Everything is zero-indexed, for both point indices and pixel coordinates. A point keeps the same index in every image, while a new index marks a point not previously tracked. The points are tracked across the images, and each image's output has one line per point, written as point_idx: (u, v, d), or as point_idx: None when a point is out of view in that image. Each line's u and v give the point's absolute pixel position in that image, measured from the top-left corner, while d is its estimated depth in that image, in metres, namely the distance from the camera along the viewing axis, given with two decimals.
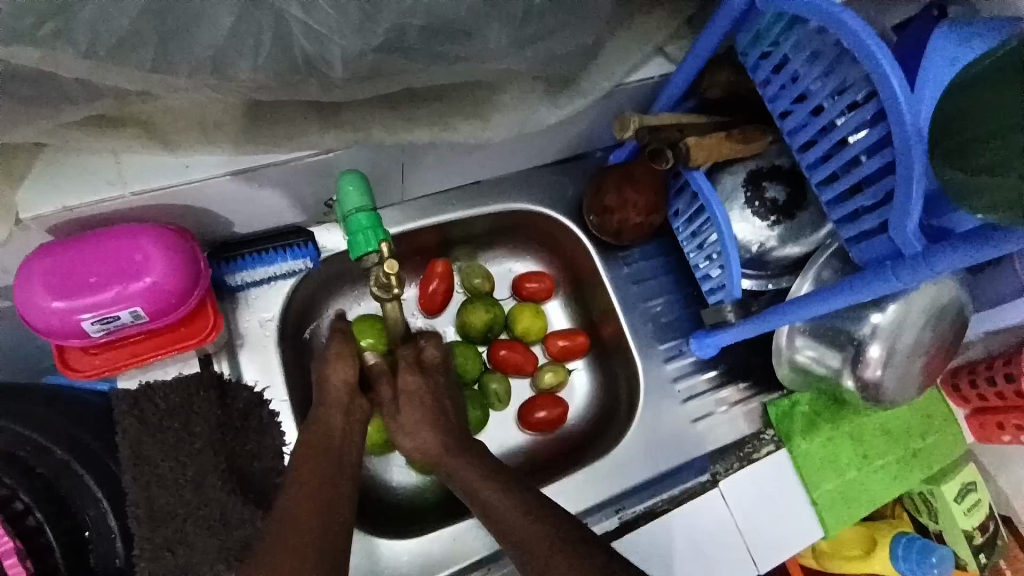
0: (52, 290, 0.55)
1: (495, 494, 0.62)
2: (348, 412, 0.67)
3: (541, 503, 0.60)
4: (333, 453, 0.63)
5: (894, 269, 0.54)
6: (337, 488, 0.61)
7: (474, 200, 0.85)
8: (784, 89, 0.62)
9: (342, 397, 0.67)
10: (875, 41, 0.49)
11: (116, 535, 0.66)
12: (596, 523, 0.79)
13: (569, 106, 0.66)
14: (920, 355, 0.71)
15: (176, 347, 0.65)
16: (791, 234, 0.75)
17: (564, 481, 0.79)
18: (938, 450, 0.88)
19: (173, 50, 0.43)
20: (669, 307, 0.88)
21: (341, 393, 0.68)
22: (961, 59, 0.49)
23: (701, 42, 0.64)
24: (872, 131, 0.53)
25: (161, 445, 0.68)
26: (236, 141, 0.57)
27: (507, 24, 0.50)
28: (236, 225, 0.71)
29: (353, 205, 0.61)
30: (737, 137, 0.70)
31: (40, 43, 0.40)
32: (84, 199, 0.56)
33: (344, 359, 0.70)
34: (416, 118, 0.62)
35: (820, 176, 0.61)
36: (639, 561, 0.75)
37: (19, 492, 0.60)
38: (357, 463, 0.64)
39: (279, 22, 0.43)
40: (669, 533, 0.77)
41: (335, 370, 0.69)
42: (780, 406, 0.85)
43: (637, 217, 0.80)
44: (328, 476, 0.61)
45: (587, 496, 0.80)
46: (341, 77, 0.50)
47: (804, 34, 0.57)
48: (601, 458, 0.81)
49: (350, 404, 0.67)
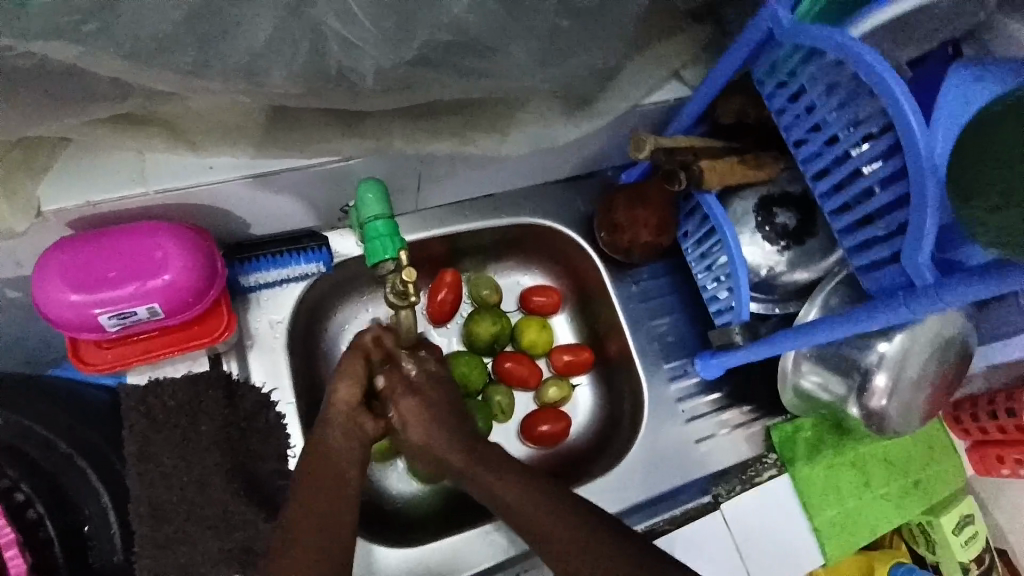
0: (72, 284, 0.56)
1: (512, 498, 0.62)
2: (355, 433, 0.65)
3: (549, 510, 0.60)
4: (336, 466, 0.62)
5: (905, 300, 0.54)
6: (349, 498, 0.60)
7: (486, 212, 0.86)
8: (799, 118, 0.63)
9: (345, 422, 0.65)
10: (893, 76, 0.50)
11: (114, 531, 0.67)
12: (636, 522, 0.80)
13: (585, 125, 0.67)
14: (925, 386, 0.71)
15: (188, 346, 0.66)
16: (799, 259, 0.76)
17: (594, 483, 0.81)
18: (938, 482, 0.88)
19: (210, 54, 0.44)
20: (675, 327, 0.88)
21: (344, 415, 0.65)
22: (973, 100, 0.50)
23: (720, 68, 0.65)
24: (888, 163, 0.54)
25: (166, 442, 0.68)
26: (260, 144, 0.58)
27: (532, 44, 0.51)
28: (253, 226, 0.72)
29: (371, 213, 0.62)
30: (749, 163, 0.71)
31: (81, 42, 0.40)
32: (107, 195, 0.57)
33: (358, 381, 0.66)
34: (435, 130, 0.63)
35: (832, 205, 0.61)
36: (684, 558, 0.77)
37: (21, 484, 0.65)
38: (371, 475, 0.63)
39: (316, 33, 0.44)
40: (670, 553, 0.77)
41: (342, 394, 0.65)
42: (782, 430, 0.86)
43: (647, 236, 0.81)
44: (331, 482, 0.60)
45: (610, 502, 0.80)
46: (370, 88, 0.51)
47: (820, 65, 0.58)
48: (604, 475, 0.81)
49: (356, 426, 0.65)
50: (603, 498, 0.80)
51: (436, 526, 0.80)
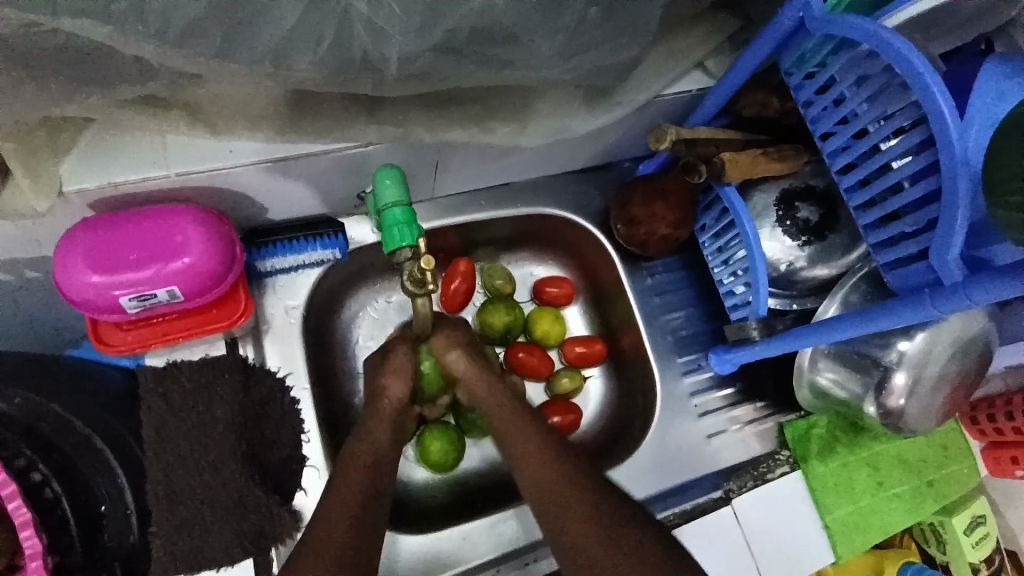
0: (93, 266, 0.56)
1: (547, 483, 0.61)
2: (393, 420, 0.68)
3: (572, 499, 0.60)
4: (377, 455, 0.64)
5: (932, 298, 0.53)
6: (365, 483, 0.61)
7: (502, 201, 0.85)
8: (826, 110, 0.62)
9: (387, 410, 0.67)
10: (927, 69, 0.49)
11: (132, 511, 0.66)
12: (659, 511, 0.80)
13: (605, 115, 0.67)
14: (945, 387, 0.70)
15: (207, 328, 0.66)
16: (820, 255, 0.75)
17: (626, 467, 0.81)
18: (952, 482, 0.87)
19: (238, 38, 0.43)
20: (689, 321, 0.88)
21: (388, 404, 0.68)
22: (1009, 93, 0.49)
23: (745, 59, 0.64)
24: (918, 158, 0.53)
25: (184, 426, 0.69)
26: (280, 130, 0.58)
27: (558, 33, 0.51)
28: (270, 212, 0.72)
29: (389, 200, 0.62)
30: (772, 156, 0.70)
31: (109, 22, 0.40)
32: (128, 176, 0.57)
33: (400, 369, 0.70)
34: (455, 119, 0.62)
35: (857, 201, 0.61)
36: (699, 553, 0.77)
37: (38, 463, 0.61)
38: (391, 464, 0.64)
39: (344, 19, 0.44)
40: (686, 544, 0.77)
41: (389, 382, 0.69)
42: (796, 427, 0.85)
43: (665, 229, 0.80)
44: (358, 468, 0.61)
45: (645, 486, 0.81)
46: (393, 75, 0.50)
47: (851, 57, 0.57)
48: (619, 466, 0.81)
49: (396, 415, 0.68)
50: (631, 482, 0.81)
51: (446, 516, 0.80)
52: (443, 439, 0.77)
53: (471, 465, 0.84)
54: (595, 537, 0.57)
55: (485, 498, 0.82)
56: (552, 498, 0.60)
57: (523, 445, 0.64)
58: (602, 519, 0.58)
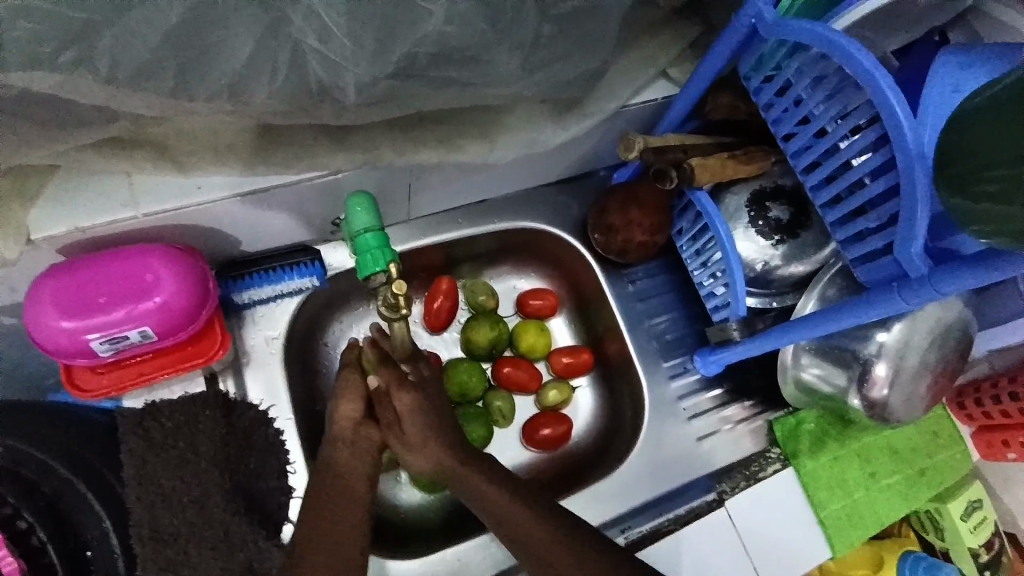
0: (63, 311, 0.56)
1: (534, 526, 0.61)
2: (356, 447, 0.64)
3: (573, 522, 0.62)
4: (342, 489, 0.62)
5: (899, 291, 0.54)
6: (349, 511, 0.61)
7: (479, 217, 0.86)
8: (786, 112, 0.63)
9: (348, 433, 0.64)
10: (877, 68, 0.50)
11: (119, 554, 0.65)
12: (616, 536, 0.79)
13: (574, 127, 0.67)
14: (926, 375, 0.70)
15: (183, 366, 0.66)
16: (795, 252, 0.75)
17: (598, 486, 0.80)
18: (945, 469, 0.88)
19: (193, 75, 0.44)
20: (673, 325, 0.88)
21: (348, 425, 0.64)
22: (960, 87, 0.50)
23: (705, 65, 0.64)
24: (876, 154, 0.54)
25: (167, 464, 0.69)
26: (247, 162, 0.58)
27: (516, 52, 0.51)
28: (245, 244, 0.72)
29: (362, 225, 0.61)
30: (741, 158, 0.71)
31: (61, 69, 0.41)
32: (95, 220, 0.56)
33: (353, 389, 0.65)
34: (424, 140, 0.62)
35: (824, 199, 0.61)
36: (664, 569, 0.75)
37: (23, 511, 0.61)
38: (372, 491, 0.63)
39: (296, 51, 0.44)
40: (656, 563, 0.75)
41: (342, 404, 0.65)
42: (785, 424, 0.85)
43: (641, 236, 0.80)
44: (338, 497, 0.61)
45: (641, 492, 0.81)
46: (354, 102, 0.50)
47: (806, 59, 0.58)
48: (601, 480, 0.81)
49: (356, 441, 0.64)
50: (586, 510, 0.79)
51: (443, 535, 0.80)
52: None
53: None
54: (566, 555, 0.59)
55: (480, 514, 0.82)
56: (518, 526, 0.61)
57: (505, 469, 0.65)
58: (572, 540, 0.60)
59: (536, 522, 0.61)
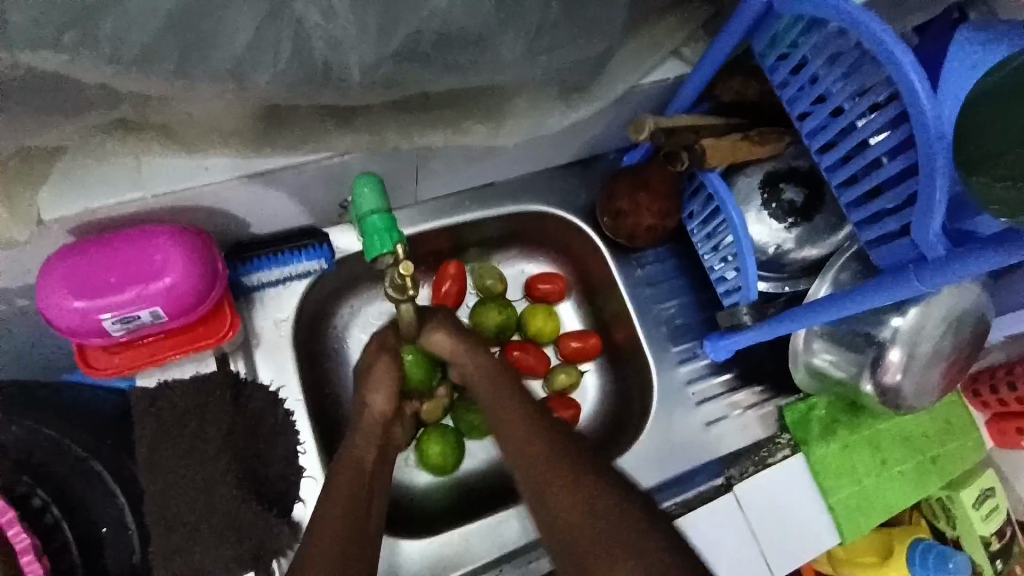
0: (74, 291, 0.57)
1: (558, 497, 0.61)
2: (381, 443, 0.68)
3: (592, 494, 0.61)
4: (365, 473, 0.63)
5: (916, 273, 0.53)
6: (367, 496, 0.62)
7: (487, 201, 0.85)
8: (802, 90, 0.61)
9: (374, 428, 0.67)
10: (896, 42, 0.48)
11: (132, 532, 0.68)
12: (666, 498, 0.80)
13: (582, 109, 0.66)
14: (940, 361, 0.69)
15: (194, 347, 0.66)
16: (807, 236, 0.74)
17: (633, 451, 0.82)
18: (957, 458, 0.86)
19: (194, 57, 0.43)
20: (683, 310, 0.87)
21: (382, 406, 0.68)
22: (981, 62, 0.50)
23: (720, 40, 0.63)
24: (895, 133, 0.53)
25: (177, 449, 0.69)
26: (255, 145, 0.58)
27: (522, 33, 0.50)
28: (254, 226, 0.72)
29: (369, 207, 0.61)
30: (754, 140, 0.70)
31: (64, 51, 0.41)
32: (105, 201, 0.57)
33: (384, 382, 0.68)
34: (431, 122, 0.62)
35: (839, 179, 0.60)
36: (700, 546, 0.77)
37: (37, 489, 0.66)
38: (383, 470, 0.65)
39: (299, 32, 0.44)
40: (691, 534, 0.77)
41: (374, 397, 0.68)
42: (795, 410, 0.85)
43: (651, 220, 0.80)
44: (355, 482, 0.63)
45: (658, 471, 0.82)
46: (358, 84, 0.50)
47: (822, 36, 0.57)
48: (624, 456, 0.82)
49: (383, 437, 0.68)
50: (635, 472, 0.81)
51: (451, 517, 0.81)
52: (442, 442, 0.78)
53: (470, 465, 0.84)
54: (593, 532, 0.59)
55: (487, 499, 0.83)
56: (546, 495, 0.62)
57: (526, 444, 0.65)
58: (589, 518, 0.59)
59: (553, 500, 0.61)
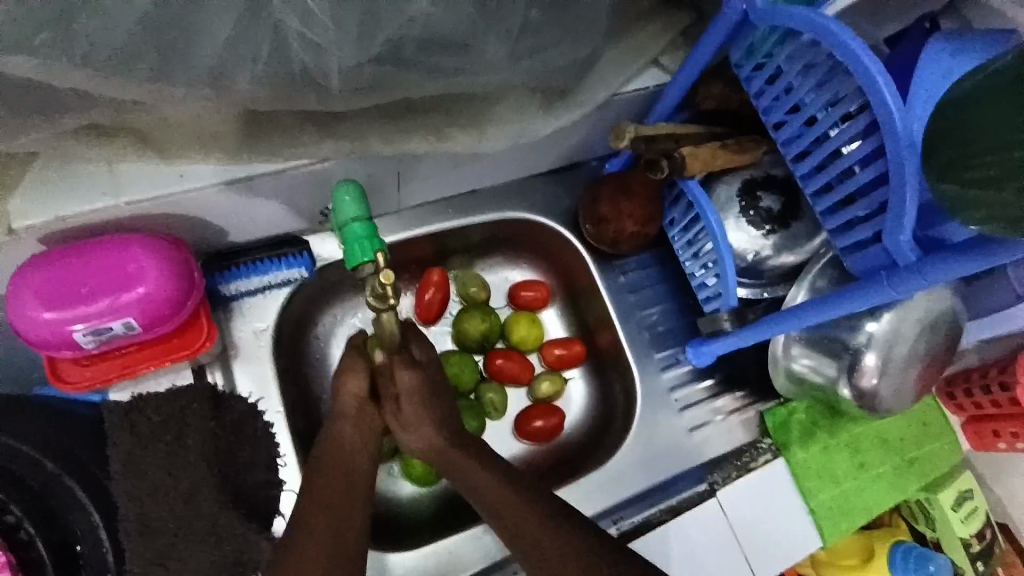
0: (44, 301, 0.55)
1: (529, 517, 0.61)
2: (359, 428, 0.67)
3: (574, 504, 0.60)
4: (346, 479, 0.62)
5: (889, 279, 0.54)
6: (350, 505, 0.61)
7: (470, 208, 0.85)
8: (777, 100, 0.62)
9: (353, 412, 0.67)
10: (867, 54, 0.50)
11: (107, 549, 0.64)
12: (610, 525, 0.78)
13: (564, 116, 0.67)
14: (915, 365, 0.71)
15: (170, 358, 0.65)
16: (785, 243, 0.75)
17: (581, 482, 0.80)
18: (936, 460, 0.88)
19: (171, 60, 0.43)
20: (665, 316, 0.88)
21: (352, 408, 0.67)
22: (954, 71, 0.49)
23: (698, 51, 0.64)
24: (866, 142, 0.54)
25: (154, 457, 0.68)
26: (234, 150, 0.57)
27: (504, 38, 0.51)
28: (232, 234, 0.71)
29: (349, 215, 0.61)
30: (731, 148, 0.71)
31: (37, 54, 0.40)
32: (77, 208, 0.56)
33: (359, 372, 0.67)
34: (413, 128, 0.62)
35: (814, 187, 0.61)
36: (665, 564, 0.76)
37: (11, 505, 0.61)
38: (364, 481, 0.63)
39: (278, 34, 0.44)
40: (653, 551, 0.76)
41: (350, 384, 0.67)
42: (776, 415, 0.85)
43: (633, 227, 0.80)
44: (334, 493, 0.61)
45: (638, 480, 0.82)
46: (339, 89, 0.49)
47: (796, 46, 0.58)
48: (595, 471, 0.81)
49: (360, 419, 0.67)
50: (581, 499, 0.79)
51: (435, 529, 0.80)
52: None
53: None
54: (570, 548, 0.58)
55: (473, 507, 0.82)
56: (523, 514, 0.61)
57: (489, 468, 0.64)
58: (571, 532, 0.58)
59: (534, 516, 0.60)
